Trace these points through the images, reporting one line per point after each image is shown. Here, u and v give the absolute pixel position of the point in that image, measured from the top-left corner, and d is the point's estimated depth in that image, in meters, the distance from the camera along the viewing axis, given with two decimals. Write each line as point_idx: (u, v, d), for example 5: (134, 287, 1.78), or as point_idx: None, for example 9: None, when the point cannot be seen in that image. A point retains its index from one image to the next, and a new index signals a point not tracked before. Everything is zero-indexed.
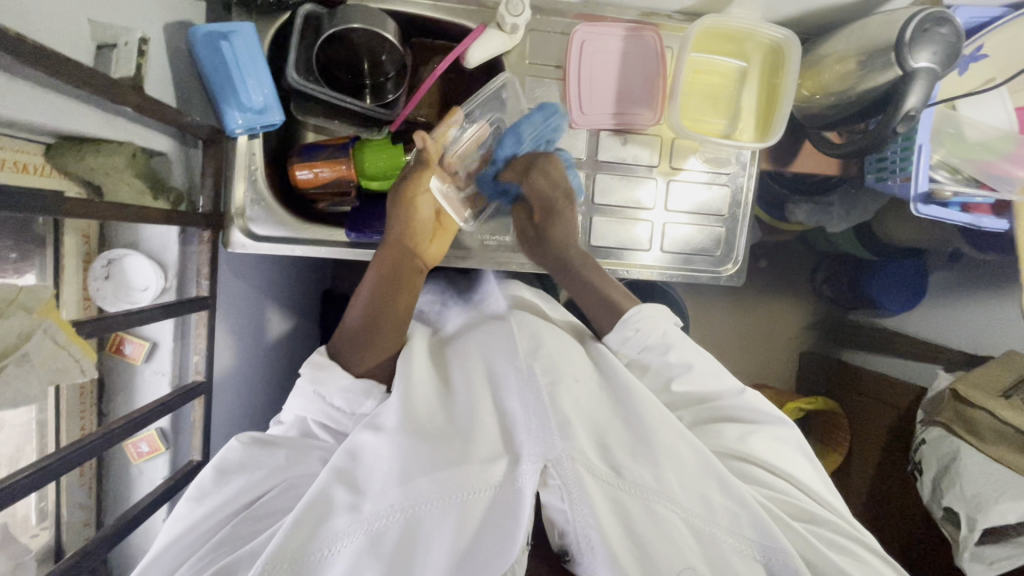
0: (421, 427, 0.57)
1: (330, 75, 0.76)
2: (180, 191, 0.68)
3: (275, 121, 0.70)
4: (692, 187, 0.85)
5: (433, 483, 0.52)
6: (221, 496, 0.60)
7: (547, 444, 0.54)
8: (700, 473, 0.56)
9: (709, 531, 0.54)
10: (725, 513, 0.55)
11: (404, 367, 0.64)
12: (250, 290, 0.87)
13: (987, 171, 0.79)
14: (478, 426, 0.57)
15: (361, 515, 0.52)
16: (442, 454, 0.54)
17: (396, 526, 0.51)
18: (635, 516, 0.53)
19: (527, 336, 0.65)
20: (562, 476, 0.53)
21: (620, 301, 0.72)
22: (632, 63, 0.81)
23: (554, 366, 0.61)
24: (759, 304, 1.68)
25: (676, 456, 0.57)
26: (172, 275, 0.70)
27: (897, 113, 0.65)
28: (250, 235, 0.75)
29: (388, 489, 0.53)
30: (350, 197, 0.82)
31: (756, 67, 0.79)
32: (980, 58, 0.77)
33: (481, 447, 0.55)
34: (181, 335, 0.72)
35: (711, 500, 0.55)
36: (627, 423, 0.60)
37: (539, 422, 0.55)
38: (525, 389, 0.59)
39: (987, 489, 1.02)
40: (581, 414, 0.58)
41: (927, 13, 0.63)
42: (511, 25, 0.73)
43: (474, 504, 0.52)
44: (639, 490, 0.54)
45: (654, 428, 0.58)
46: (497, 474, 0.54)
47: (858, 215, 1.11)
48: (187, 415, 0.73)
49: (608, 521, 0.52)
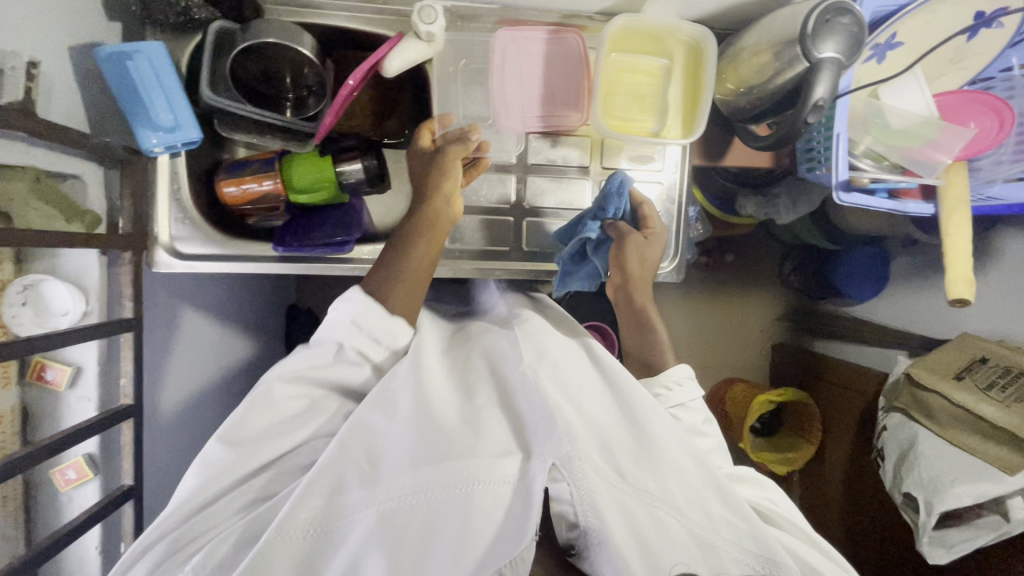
0: (433, 419, 0.58)
1: (252, 91, 0.75)
2: (97, 215, 0.68)
3: (194, 138, 0.69)
4: (651, 185, 0.87)
5: (443, 474, 0.53)
6: (247, 447, 0.61)
7: (555, 443, 0.54)
8: (702, 486, 0.59)
9: (710, 538, 0.56)
10: (726, 526, 0.57)
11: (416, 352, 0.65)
12: (193, 308, 0.88)
13: (911, 157, 0.80)
14: (486, 425, 0.58)
15: (373, 494, 0.54)
16: (453, 446, 0.55)
17: (404, 515, 0.53)
18: (640, 520, 0.54)
19: (530, 345, 0.65)
20: (570, 475, 0.53)
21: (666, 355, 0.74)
22: (555, 64, 0.80)
23: (561, 372, 0.62)
24: (726, 299, 1.70)
25: (677, 466, 0.59)
26: (94, 299, 0.70)
27: (807, 103, 0.66)
28: (174, 254, 0.75)
29: (400, 475, 0.55)
30: (280, 212, 0.82)
31: (679, 63, 0.80)
32: (896, 45, 0.77)
33: (489, 443, 0.56)
34: (107, 358, 0.72)
35: (712, 512, 0.58)
36: (631, 427, 0.60)
37: (545, 421, 0.56)
38: (534, 388, 0.58)
39: (944, 473, 1.02)
40: (587, 420, 0.59)
41: (827, 5, 0.64)
42: (427, 33, 0.72)
43: (481, 497, 0.52)
44: (643, 496, 0.55)
45: (658, 439, 0.59)
46: (510, 470, 0.54)
47: (805, 207, 1.09)
48: (118, 438, 0.72)
49: (614, 520, 0.53)
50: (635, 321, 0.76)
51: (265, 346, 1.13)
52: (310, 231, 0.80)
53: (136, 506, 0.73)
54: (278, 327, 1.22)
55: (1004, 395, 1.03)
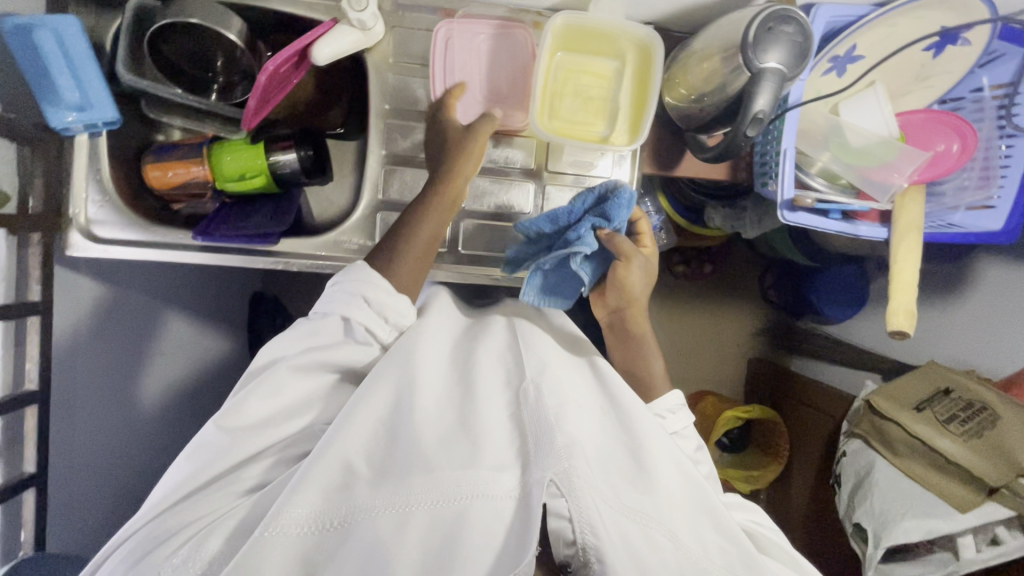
0: (437, 431, 0.58)
1: (177, 72, 0.73)
2: (9, 195, 0.65)
3: (111, 117, 0.67)
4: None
5: (441, 487, 0.53)
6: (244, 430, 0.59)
7: (553, 460, 0.54)
8: (694, 510, 0.61)
9: (702, 561, 0.57)
10: (717, 551, 0.59)
11: (419, 352, 0.64)
12: (134, 292, 0.86)
13: (864, 176, 0.76)
14: (489, 432, 0.58)
15: (372, 499, 0.53)
16: (457, 454, 0.56)
17: (404, 527, 0.52)
18: (633, 540, 0.55)
19: (534, 357, 0.67)
20: (568, 491, 0.53)
21: (657, 385, 0.76)
22: (499, 61, 0.77)
23: (561, 388, 0.63)
24: (704, 311, 1.66)
25: (668, 488, 0.60)
26: (0, 279, 0.67)
27: (746, 114, 0.62)
28: (90, 237, 0.72)
29: (402, 481, 0.54)
30: (207, 198, 0.79)
31: (628, 66, 0.77)
32: (856, 58, 0.73)
33: (490, 453, 0.56)
34: (16, 340, 0.69)
35: (704, 539, 0.59)
36: (628, 450, 0.62)
37: (547, 436, 0.57)
38: (535, 405, 0.60)
39: (895, 505, 0.99)
40: (586, 437, 0.60)
41: (771, 12, 0.60)
42: (358, 21, 0.69)
43: (478, 510, 0.53)
44: (640, 518, 0.56)
45: (654, 459, 0.61)
46: (508, 485, 0.54)
47: (771, 223, 1.07)
48: (23, 424, 0.70)
49: (609, 539, 0.54)
50: (624, 344, 0.77)
51: (222, 333, 1.11)
52: (241, 220, 0.77)
53: (37, 495, 0.71)
54: (240, 318, 1.20)
55: (963, 428, 0.99)
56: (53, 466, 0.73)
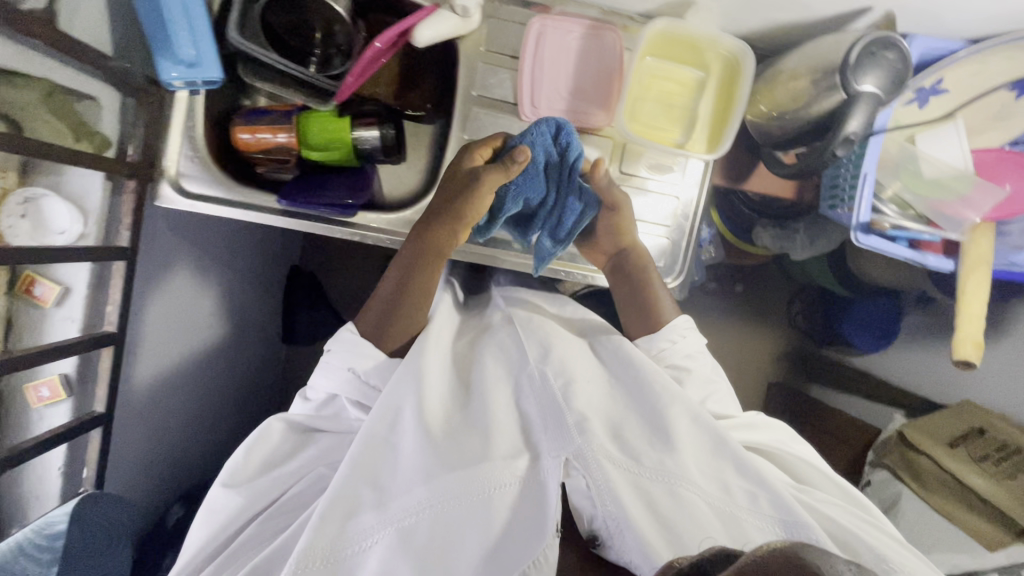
0: (441, 428, 0.58)
1: (280, 40, 0.74)
2: (108, 138, 0.68)
3: (214, 78, 0.67)
4: (662, 199, 0.84)
5: (455, 481, 0.53)
6: (258, 485, 0.61)
7: (564, 440, 0.56)
8: (713, 458, 0.59)
9: (730, 510, 0.55)
10: (745, 496, 0.56)
11: (421, 349, 0.65)
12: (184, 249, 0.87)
13: (939, 210, 0.78)
14: (495, 422, 0.59)
15: (387, 512, 0.53)
16: (463, 452, 0.56)
17: (426, 522, 0.52)
18: (657, 499, 0.54)
19: (537, 342, 0.68)
20: (585, 467, 0.54)
21: (661, 312, 0.77)
22: (588, 60, 0.79)
23: (566, 367, 0.64)
24: (732, 329, 1.64)
25: (687, 444, 0.59)
26: (93, 223, 0.70)
27: (837, 135, 0.64)
28: (180, 190, 0.74)
29: (413, 487, 0.54)
30: (290, 165, 0.81)
31: (714, 77, 0.78)
32: (941, 91, 0.74)
33: (500, 444, 0.57)
34: (98, 283, 0.72)
35: (728, 484, 0.57)
36: (639, 415, 0.62)
37: (552, 421, 0.58)
38: (538, 391, 0.61)
39: (923, 539, 1.01)
40: (596, 410, 0.60)
41: (873, 37, 0.61)
42: (461, 8, 0.71)
43: (497, 498, 0.53)
44: (659, 475, 0.55)
45: (667, 417, 0.60)
46: (521, 468, 0.55)
47: (822, 246, 1.09)
48: (97, 363, 0.73)
49: (634, 506, 0.53)
50: (619, 280, 0.81)
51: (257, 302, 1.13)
52: (321, 190, 0.79)
53: (103, 434, 0.74)
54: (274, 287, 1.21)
55: (996, 468, 1.00)
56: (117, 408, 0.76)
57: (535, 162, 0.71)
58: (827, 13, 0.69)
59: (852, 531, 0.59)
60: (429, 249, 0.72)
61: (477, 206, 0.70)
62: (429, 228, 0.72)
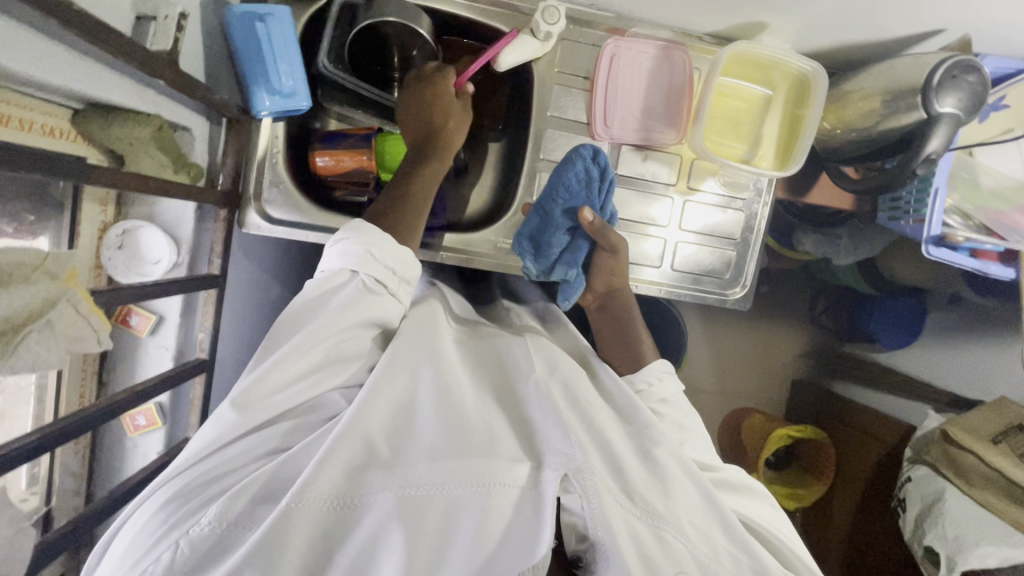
0: (458, 411, 0.53)
1: (361, 66, 0.76)
2: (201, 168, 0.69)
3: (303, 106, 0.70)
4: (704, 209, 0.86)
5: (462, 468, 0.48)
6: (260, 414, 0.52)
7: (568, 453, 0.50)
8: (706, 513, 0.54)
9: (716, 569, 0.51)
10: (729, 556, 0.52)
11: (436, 347, 0.59)
12: None
13: (998, 220, 0.79)
14: (497, 428, 0.53)
15: (394, 475, 0.48)
16: (474, 441, 0.50)
17: (425, 499, 0.47)
18: (647, 544, 0.49)
19: (544, 359, 0.62)
20: (582, 486, 0.48)
21: (643, 352, 0.72)
22: (658, 80, 0.81)
23: (573, 390, 0.58)
24: (755, 332, 1.55)
25: (684, 490, 0.54)
26: (184, 251, 0.71)
27: (918, 155, 0.66)
28: (266, 217, 0.74)
29: (416, 464, 0.49)
30: (370, 188, 0.81)
31: (781, 96, 0.80)
32: (1002, 107, 0.79)
33: (507, 446, 0.51)
34: (188, 311, 0.72)
35: (716, 542, 0.53)
36: (639, 449, 0.56)
37: (559, 433, 0.51)
38: (542, 399, 0.55)
39: (969, 532, 0.99)
40: (595, 439, 0.54)
41: (956, 60, 0.64)
42: (545, 33, 0.73)
43: (500, 496, 0.48)
44: (650, 518, 0.51)
45: (665, 463, 0.55)
46: (521, 476, 0.49)
47: (866, 251, 1.10)
48: (186, 393, 0.73)
49: (624, 542, 0.48)
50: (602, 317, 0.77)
51: None
52: None
53: None
54: None
55: None
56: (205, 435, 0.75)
57: (555, 225, 0.74)
58: (899, 33, 0.72)
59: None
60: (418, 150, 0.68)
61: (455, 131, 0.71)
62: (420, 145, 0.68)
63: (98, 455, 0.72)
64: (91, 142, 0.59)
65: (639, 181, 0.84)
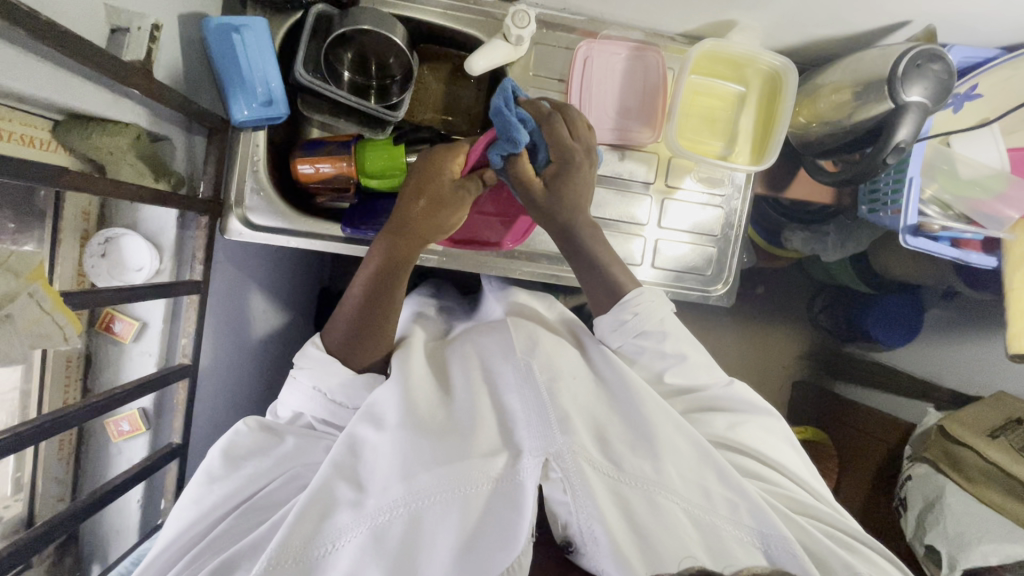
0: (423, 422, 0.56)
1: (339, 76, 0.78)
2: (181, 176, 0.70)
3: (280, 115, 0.72)
4: (688, 207, 0.86)
5: (436, 478, 0.52)
6: (228, 485, 0.59)
7: (547, 438, 0.54)
8: (697, 464, 0.57)
9: (710, 521, 0.54)
10: (725, 504, 0.56)
11: (398, 365, 0.62)
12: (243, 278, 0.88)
13: (978, 209, 0.80)
14: (478, 420, 0.57)
15: (364, 510, 0.52)
16: (443, 448, 0.54)
17: (400, 521, 0.51)
18: (636, 508, 0.53)
19: (524, 336, 0.66)
20: (562, 468, 0.52)
21: (622, 281, 0.69)
22: (633, 81, 0.82)
23: (552, 364, 0.62)
24: (750, 334, 1.49)
25: (675, 448, 0.57)
26: (167, 258, 0.71)
27: (887, 144, 0.67)
28: (247, 223, 0.76)
29: (390, 485, 0.52)
30: (349, 193, 0.82)
31: (755, 92, 0.81)
32: (975, 97, 0.79)
33: (482, 441, 0.55)
34: (171, 317, 0.73)
35: (711, 491, 0.56)
36: (627, 420, 0.60)
37: (538, 418, 0.56)
38: (523, 386, 0.59)
39: (972, 528, 0.93)
40: (580, 410, 0.58)
41: (920, 51, 0.65)
42: (516, 37, 0.74)
43: (475, 497, 0.52)
44: (639, 483, 0.54)
45: (653, 424, 0.58)
46: (498, 467, 0.53)
47: (853, 247, 1.10)
48: (171, 397, 0.74)
49: (611, 514, 0.52)
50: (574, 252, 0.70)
51: None
52: (379, 215, 0.79)
53: (180, 466, 0.73)
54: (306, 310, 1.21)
55: None
56: (190, 440, 0.76)
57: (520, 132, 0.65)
58: (867, 27, 0.73)
59: (830, 550, 0.57)
60: (405, 248, 0.65)
61: (448, 223, 0.68)
62: (399, 236, 0.65)
63: (83, 462, 0.73)
64: (70, 151, 0.60)
65: (617, 180, 0.84)
